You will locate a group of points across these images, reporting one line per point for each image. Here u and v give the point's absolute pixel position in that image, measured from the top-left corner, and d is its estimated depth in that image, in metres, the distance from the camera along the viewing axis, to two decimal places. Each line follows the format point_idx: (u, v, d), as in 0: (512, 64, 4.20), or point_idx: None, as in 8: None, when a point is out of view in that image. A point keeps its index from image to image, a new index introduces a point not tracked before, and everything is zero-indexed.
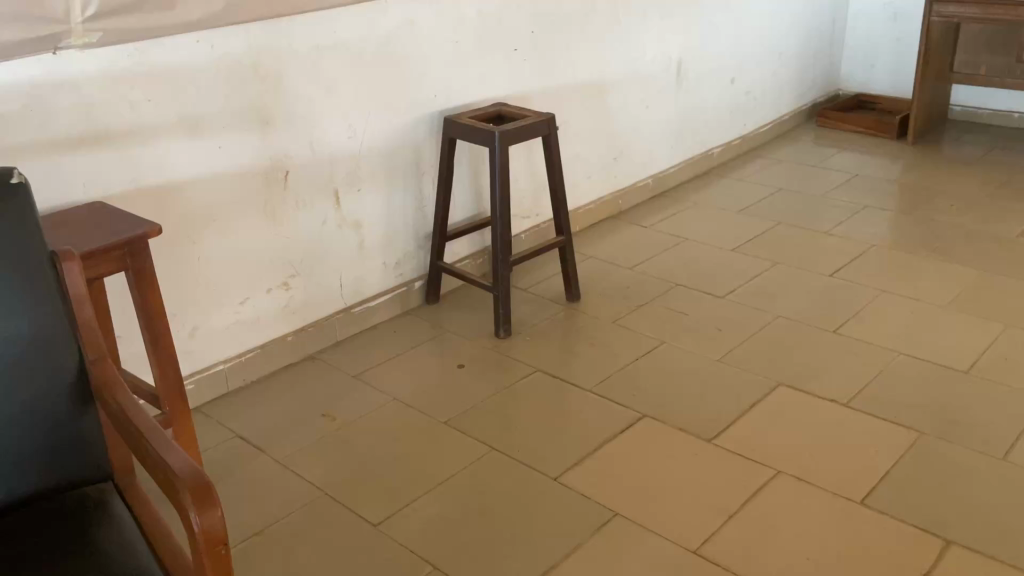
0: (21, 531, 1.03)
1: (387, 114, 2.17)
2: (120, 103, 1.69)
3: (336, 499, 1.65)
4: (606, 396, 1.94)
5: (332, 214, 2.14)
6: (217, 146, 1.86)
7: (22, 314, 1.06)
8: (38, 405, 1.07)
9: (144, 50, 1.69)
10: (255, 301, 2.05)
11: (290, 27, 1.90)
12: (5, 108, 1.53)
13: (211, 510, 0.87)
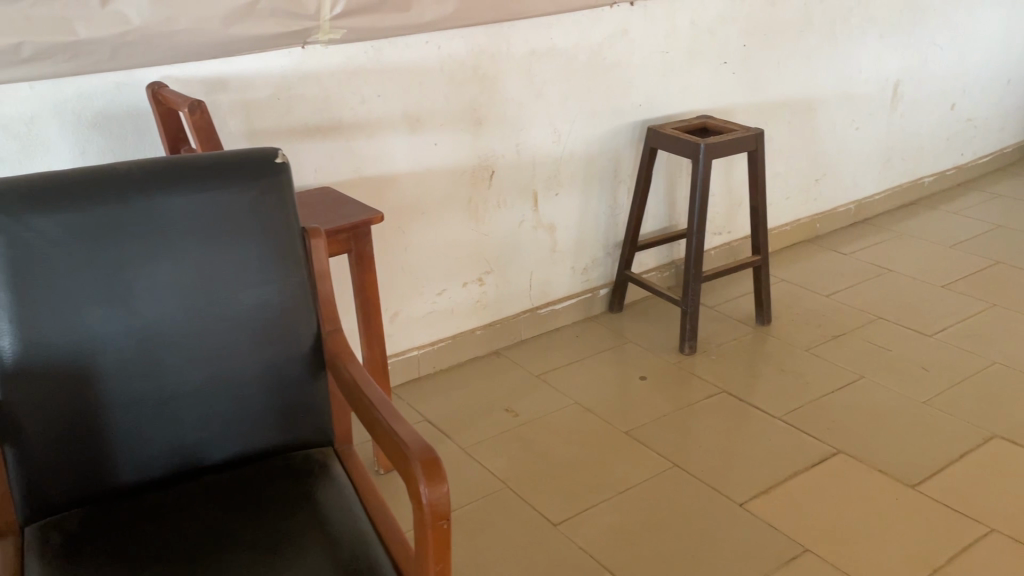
0: (255, 481, 1.11)
1: (591, 121, 2.19)
2: (352, 97, 1.80)
3: (518, 494, 1.68)
4: (798, 426, 1.86)
5: (530, 215, 2.18)
6: (432, 143, 1.95)
7: (273, 284, 1.14)
8: (279, 368, 1.15)
9: (378, 48, 1.79)
10: (451, 293, 2.13)
11: (510, 31, 1.95)
12: (257, 96, 1.68)
13: (438, 484, 0.89)
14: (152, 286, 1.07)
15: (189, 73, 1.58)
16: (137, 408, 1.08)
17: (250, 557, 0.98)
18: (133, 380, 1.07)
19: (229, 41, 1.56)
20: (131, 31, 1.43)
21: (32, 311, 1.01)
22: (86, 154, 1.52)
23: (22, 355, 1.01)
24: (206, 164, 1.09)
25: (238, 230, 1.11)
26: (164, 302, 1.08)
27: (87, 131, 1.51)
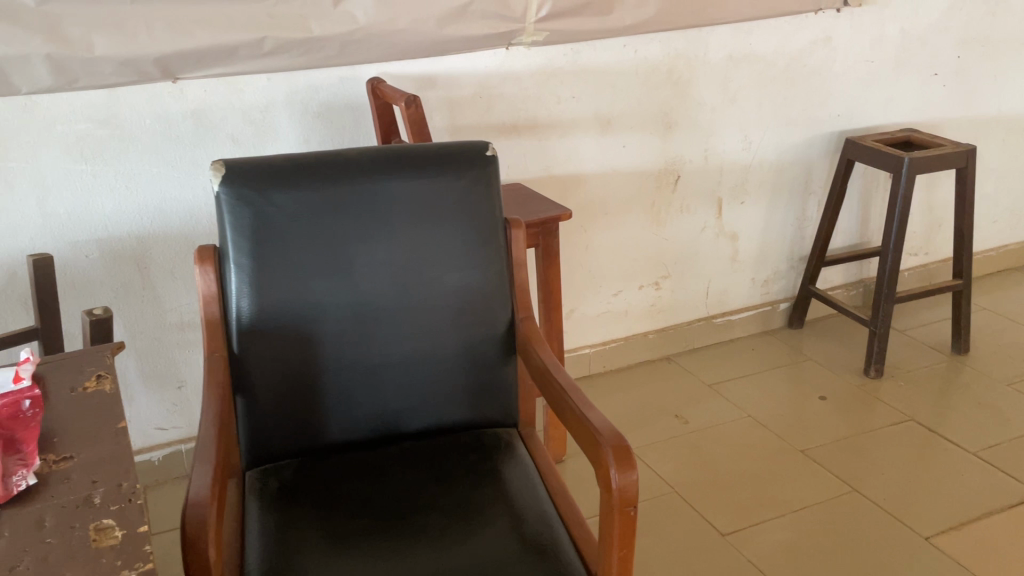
0: (446, 453, 1.18)
1: (785, 129, 2.13)
2: (550, 98, 1.85)
3: (686, 499, 1.67)
4: (995, 464, 1.73)
5: (713, 222, 2.16)
6: (621, 145, 1.96)
7: (475, 269, 1.20)
8: (474, 347, 1.21)
9: (578, 51, 1.82)
10: (628, 295, 2.14)
11: (709, 36, 1.94)
12: (461, 93, 1.76)
13: (628, 472, 0.91)
14: (370, 263, 1.16)
15: (402, 69, 1.68)
16: (348, 374, 1.17)
17: (443, 521, 1.05)
18: (347, 347, 1.16)
19: (443, 40, 1.65)
20: (357, 30, 1.56)
21: (268, 278, 1.12)
22: (309, 141, 1.67)
23: (257, 317, 1.12)
24: (424, 152, 1.17)
25: (449, 215, 1.18)
26: (379, 278, 1.16)
27: (312, 119, 1.65)
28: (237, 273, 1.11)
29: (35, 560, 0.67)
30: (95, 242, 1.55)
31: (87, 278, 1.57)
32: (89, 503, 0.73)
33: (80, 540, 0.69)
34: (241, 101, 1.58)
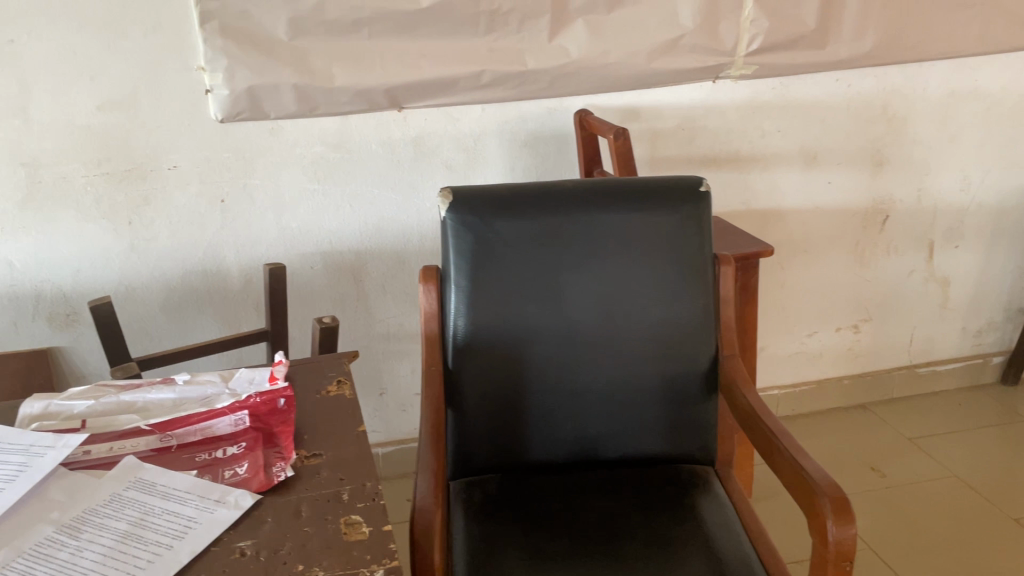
0: (643, 484, 1.19)
1: (1009, 170, 1.99)
2: (754, 131, 1.81)
3: (882, 558, 1.58)
4: None
5: (922, 266, 2.04)
6: (827, 182, 1.90)
7: (682, 303, 1.19)
8: (676, 382, 1.20)
9: (788, 85, 1.78)
10: (823, 336, 2.06)
11: (930, 70, 1.84)
12: (665, 125, 1.76)
13: (847, 524, 0.88)
14: (579, 291, 1.19)
15: (609, 101, 1.71)
16: (551, 397, 1.20)
17: (643, 552, 1.06)
18: (553, 371, 1.20)
19: (652, 74, 1.66)
20: (569, 63, 1.61)
21: (483, 300, 1.17)
22: (516, 169, 1.73)
23: (471, 336, 1.18)
24: (639, 187, 1.18)
25: (660, 249, 1.18)
26: (587, 306, 1.19)
27: (520, 148, 1.72)
28: (456, 293, 1.17)
29: (296, 544, 0.74)
30: (319, 255, 1.69)
31: (310, 288, 1.71)
32: (338, 499, 0.80)
33: (334, 532, 0.76)
34: (457, 129, 1.67)
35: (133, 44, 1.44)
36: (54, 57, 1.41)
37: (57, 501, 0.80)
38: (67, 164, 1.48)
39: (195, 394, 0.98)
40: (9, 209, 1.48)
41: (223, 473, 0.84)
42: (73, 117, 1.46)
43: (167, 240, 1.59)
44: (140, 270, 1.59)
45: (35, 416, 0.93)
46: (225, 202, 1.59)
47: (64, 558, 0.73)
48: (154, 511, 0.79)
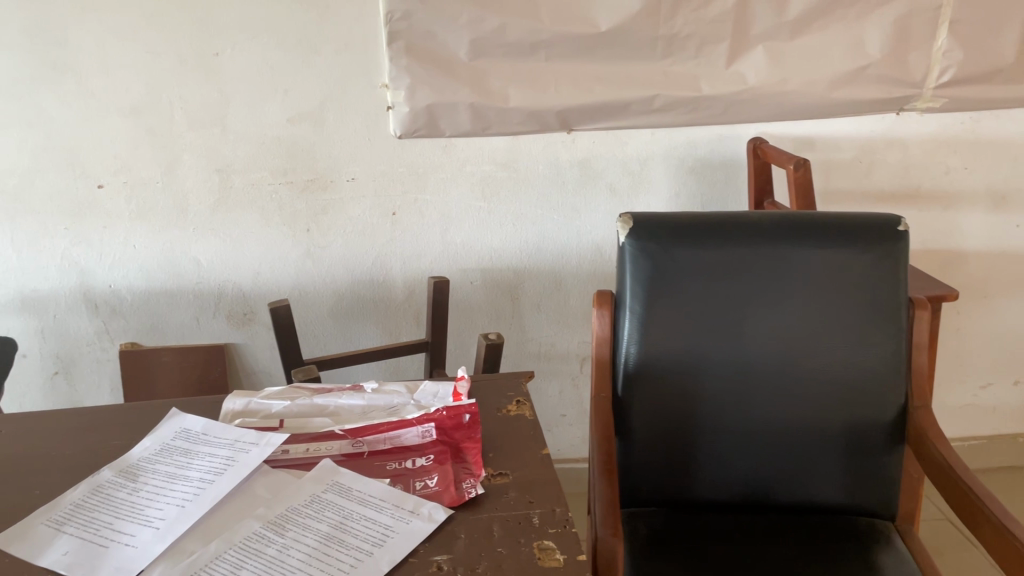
0: (818, 535, 1.13)
1: None
2: (937, 166, 1.72)
3: None
4: None
5: None
6: (1015, 224, 1.77)
7: (871, 347, 1.13)
8: (859, 430, 1.14)
9: (978, 120, 1.68)
10: (998, 389, 1.93)
11: None
12: (841, 157, 1.69)
13: None
14: (760, 327, 1.15)
15: (784, 130, 1.66)
16: (724, 434, 1.17)
17: None
18: (726, 408, 1.16)
19: (832, 104, 1.59)
20: (745, 90, 1.56)
21: (658, 329, 1.15)
22: (681, 196, 1.69)
23: (644, 365, 1.15)
24: (831, 223, 1.13)
25: (850, 289, 1.12)
26: (766, 344, 1.15)
27: (685, 174, 1.67)
28: (631, 321, 1.15)
29: (492, 565, 0.74)
30: (479, 271, 1.71)
31: (469, 302, 1.74)
32: (529, 522, 0.80)
33: (528, 555, 0.75)
34: (625, 153, 1.64)
35: (324, 61, 1.51)
36: (253, 71, 1.49)
37: (263, 497, 0.84)
38: (257, 172, 1.57)
39: (382, 402, 1.01)
40: (202, 211, 1.58)
41: (414, 484, 0.86)
42: (264, 128, 1.54)
43: (340, 248, 1.65)
44: (313, 276, 1.66)
45: (237, 412, 0.99)
46: (396, 215, 1.64)
47: (272, 554, 0.76)
48: (353, 516, 0.81)
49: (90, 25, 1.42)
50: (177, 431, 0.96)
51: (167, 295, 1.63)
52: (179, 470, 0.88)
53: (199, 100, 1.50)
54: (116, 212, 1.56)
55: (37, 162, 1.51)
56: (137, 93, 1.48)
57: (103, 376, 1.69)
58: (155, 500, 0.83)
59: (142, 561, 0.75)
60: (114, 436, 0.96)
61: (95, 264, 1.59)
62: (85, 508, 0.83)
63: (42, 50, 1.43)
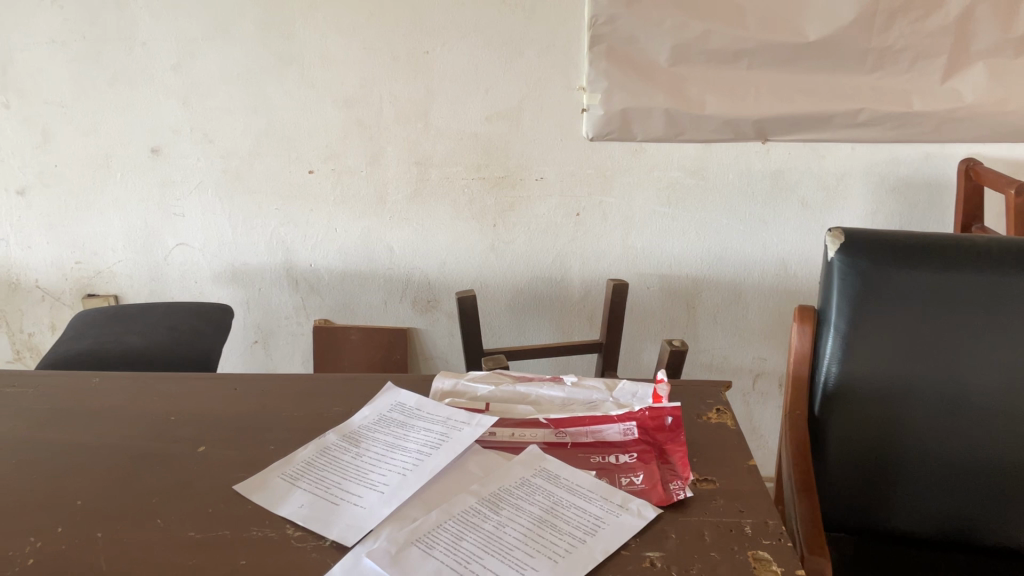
0: None
1: None
2: None
3: None
4: None
5: None
6: None
7: None
8: None
9: None
10: None
11: None
12: None
13: None
14: (977, 360, 1.08)
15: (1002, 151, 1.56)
16: (927, 467, 1.11)
17: None
18: (933, 440, 1.11)
19: None
20: (962, 108, 1.46)
21: (863, 352, 1.11)
22: (878, 215, 1.61)
23: (845, 387, 1.12)
24: None
25: None
26: (983, 378, 1.08)
27: (886, 193, 1.59)
28: (835, 340, 1.12)
29: (707, 567, 0.74)
30: (658, 277, 1.69)
31: (645, 307, 1.73)
32: (742, 531, 0.79)
33: (743, 563, 0.75)
34: (821, 166, 1.58)
35: (526, 63, 1.54)
36: (458, 70, 1.55)
37: (475, 475, 0.88)
38: (453, 166, 1.63)
39: (582, 396, 1.02)
40: (398, 200, 1.66)
41: (620, 479, 0.87)
42: (463, 124, 1.59)
43: (523, 245, 1.68)
44: (495, 269, 1.71)
45: (446, 392, 1.05)
46: (580, 215, 1.65)
47: (490, 529, 0.79)
48: (563, 503, 0.83)
49: (316, 20, 1.52)
50: (392, 405, 1.03)
51: (359, 277, 1.73)
52: (397, 441, 0.94)
53: (406, 95, 1.57)
54: (321, 197, 1.66)
55: (257, 147, 1.63)
56: (350, 86, 1.57)
57: (296, 349, 1.82)
58: (377, 466, 0.90)
59: (372, 521, 0.81)
60: (336, 404, 1.04)
61: (300, 244, 1.71)
62: (315, 467, 0.90)
63: (271, 44, 1.55)
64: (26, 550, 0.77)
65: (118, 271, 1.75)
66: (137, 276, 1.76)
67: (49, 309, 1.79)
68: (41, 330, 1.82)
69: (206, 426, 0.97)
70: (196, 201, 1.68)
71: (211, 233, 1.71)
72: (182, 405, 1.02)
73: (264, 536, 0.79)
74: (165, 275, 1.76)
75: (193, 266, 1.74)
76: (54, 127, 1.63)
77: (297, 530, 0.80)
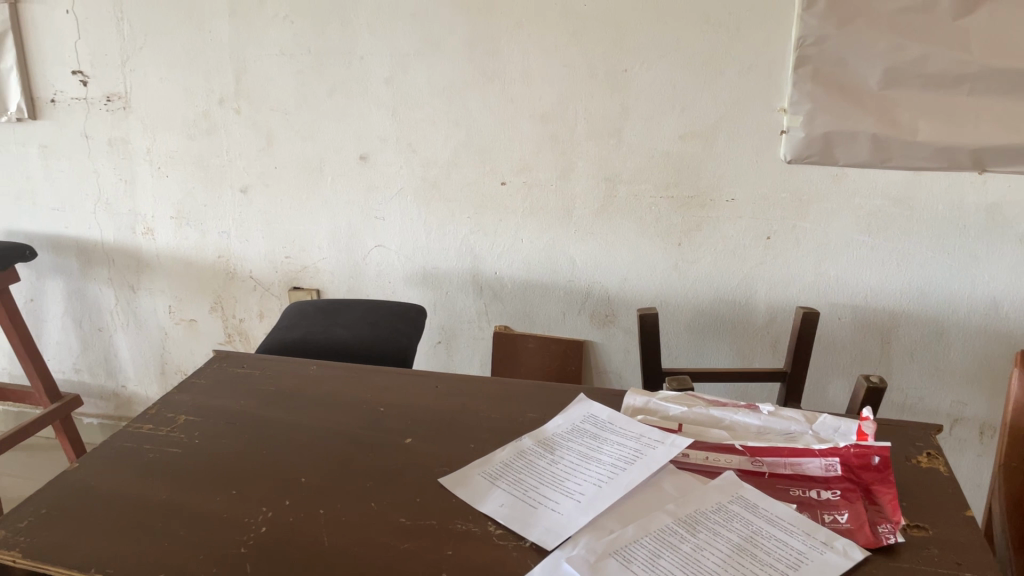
0: None
1: None
2: None
3: None
4: None
5: None
6: None
7: None
8: None
9: None
10: None
11: None
12: None
13: None
14: None
15: None
16: None
17: None
18: None
19: None
20: None
21: None
22: None
23: None
24: None
25: None
26: None
27: None
28: None
29: None
30: (851, 307, 1.62)
31: (834, 337, 1.66)
32: None
33: None
34: None
35: (727, 83, 1.52)
36: (655, 89, 1.55)
37: (671, 495, 0.88)
38: (643, 184, 1.63)
39: (778, 427, 1.00)
40: (585, 214, 1.68)
41: (823, 516, 0.85)
42: (657, 143, 1.59)
43: (708, 266, 1.66)
44: (677, 289, 1.70)
45: (638, 408, 1.06)
46: (771, 240, 1.61)
47: (688, 550, 0.79)
48: (763, 533, 0.82)
49: (520, 38, 1.58)
50: (585, 416, 1.05)
51: (542, 287, 1.77)
52: (592, 452, 0.96)
53: (602, 112, 1.60)
54: (512, 207, 1.72)
55: (456, 157, 1.71)
56: (548, 102, 1.62)
57: (476, 352, 1.89)
58: (573, 474, 0.92)
59: (570, 528, 0.83)
60: (531, 410, 1.07)
61: (488, 252, 1.77)
62: (513, 469, 0.94)
63: (476, 60, 1.62)
64: (259, 518, 0.84)
65: (321, 267, 1.89)
66: (338, 272, 1.89)
67: (259, 299, 1.96)
68: (251, 317, 1.98)
69: (410, 420, 1.03)
70: (396, 206, 1.78)
71: (406, 236, 1.81)
72: (389, 397, 1.09)
73: (467, 530, 0.83)
74: (362, 274, 1.87)
75: (388, 266, 1.85)
76: (276, 131, 1.78)
77: (499, 528, 0.84)
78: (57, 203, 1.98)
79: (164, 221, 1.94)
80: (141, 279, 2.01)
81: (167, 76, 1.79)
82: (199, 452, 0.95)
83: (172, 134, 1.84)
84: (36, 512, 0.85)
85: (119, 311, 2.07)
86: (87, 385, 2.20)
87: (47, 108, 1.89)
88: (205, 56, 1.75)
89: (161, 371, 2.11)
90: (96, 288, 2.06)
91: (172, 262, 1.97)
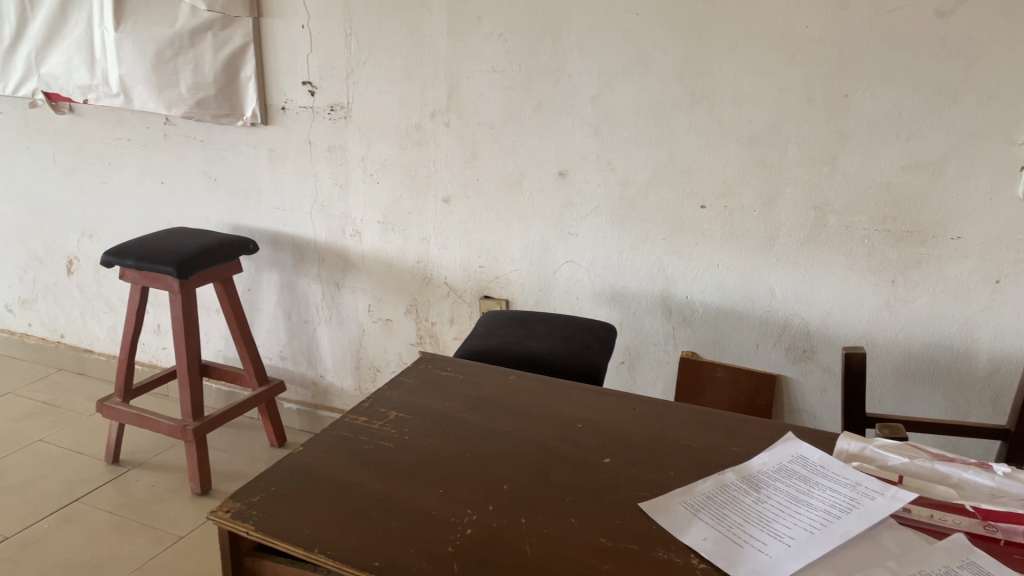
0: None
1: None
2: None
3: None
4: None
5: None
6: None
7: None
8: None
9: None
10: None
11: None
12: None
13: None
14: None
15: None
16: None
17: None
18: None
19: None
20: None
21: None
22: None
23: None
24: None
25: None
26: None
27: None
28: None
29: None
30: None
31: None
32: None
33: None
34: None
35: (962, 112, 1.41)
36: (878, 116, 1.47)
37: (893, 551, 0.82)
38: (856, 215, 1.54)
39: (1015, 490, 0.91)
40: (789, 244, 1.62)
41: None
42: (875, 174, 1.50)
43: (924, 307, 1.55)
44: (886, 328, 1.59)
45: (853, 454, 1.00)
46: (1001, 283, 1.47)
47: None
48: None
49: (734, 60, 1.55)
50: (793, 456, 1.00)
51: (735, 315, 1.72)
52: (801, 495, 0.91)
53: (817, 137, 1.53)
54: (711, 231, 1.68)
55: (656, 177, 1.69)
56: (758, 125, 1.57)
57: (660, 376, 1.86)
58: (781, 516, 0.88)
59: (780, 572, 0.79)
60: (734, 443, 1.04)
61: (681, 275, 1.74)
62: (716, 502, 0.91)
63: (687, 81, 1.60)
64: (465, 520, 0.86)
65: (513, 278, 1.93)
66: (528, 285, 1.92)
67: (452, 304, 2.03)
68: (443, 321, 2.06)
69: (609, 441, 1.03)
70: (591, 223, 1.79)
71: (599, 254, 1.81)
72: (588, 414, 1.09)
73: (670, 560, 0.81)
74: (552, 288, 1.89)
75: (578, 283, 1.86)
76: (482, 145, 1.84)
77: (703, 561, 0.81)
78: (278, 202, 2.15)
79: (372, 224, 2.05)
80: (346, 278, 2.14)
81: (386, 89, 1.90)
82: (407, 449, 1.00)
83: (386, 143, 1.95)
84: (264, 489, 0.92)
85: (323, 306, 2.21)
86: (289, 373, 2.36)
87: (278, 115, 2.06)
88: (422, 71, 1.84)
89: (355, 366, 2.23)
90: (305, 282, 2.21)
91: (374, 263, 2.09)
